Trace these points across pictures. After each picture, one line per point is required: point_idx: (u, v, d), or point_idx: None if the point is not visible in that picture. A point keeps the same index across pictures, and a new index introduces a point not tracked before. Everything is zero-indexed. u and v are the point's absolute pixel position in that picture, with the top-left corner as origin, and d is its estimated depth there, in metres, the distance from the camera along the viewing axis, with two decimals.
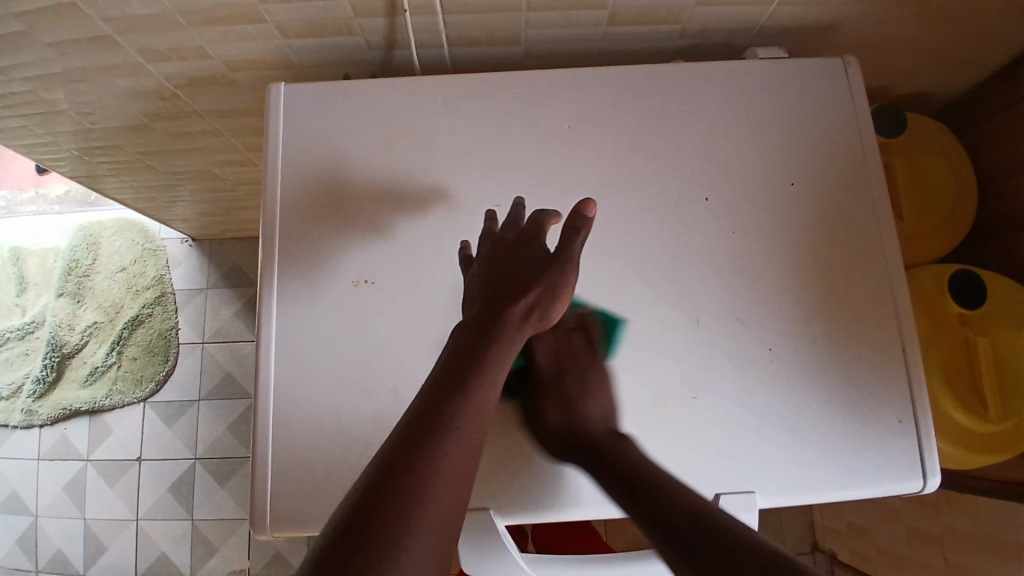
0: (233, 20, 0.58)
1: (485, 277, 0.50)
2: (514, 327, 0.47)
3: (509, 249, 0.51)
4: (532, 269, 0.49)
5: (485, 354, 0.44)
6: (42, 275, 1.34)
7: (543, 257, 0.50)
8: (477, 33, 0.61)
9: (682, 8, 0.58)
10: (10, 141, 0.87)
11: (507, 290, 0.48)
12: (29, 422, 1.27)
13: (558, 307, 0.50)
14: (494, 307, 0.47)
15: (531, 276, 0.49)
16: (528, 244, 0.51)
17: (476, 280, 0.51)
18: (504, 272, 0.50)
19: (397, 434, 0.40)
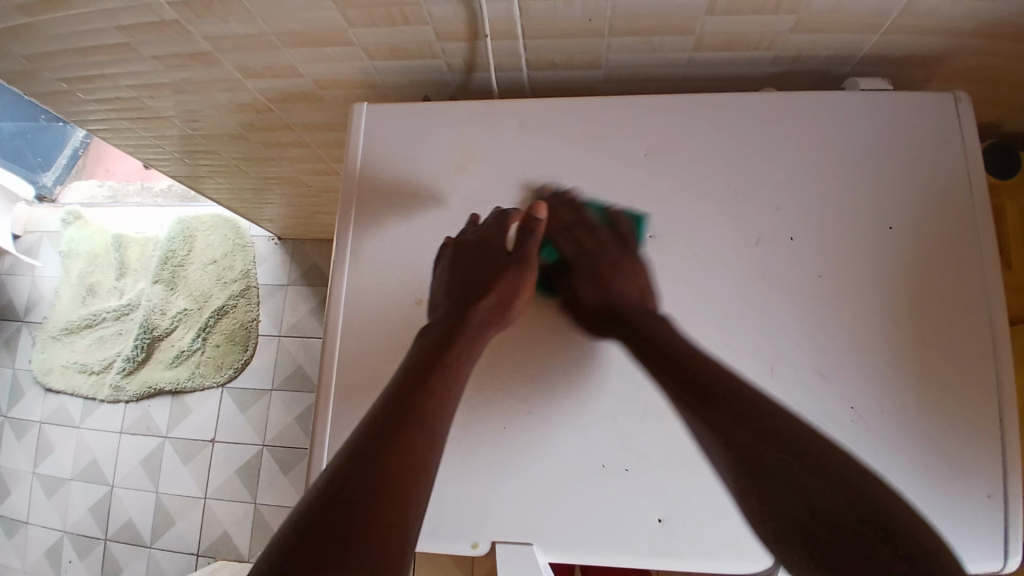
0: (323, 42, 0.60)
1: (447, 284, 0.55)
2: (472, 335, 0.51)
3: (468, 258, 0.55)
4: (493, 274, 0.54)
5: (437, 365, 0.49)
6: (141, 262, 1.45)
7: (499, 266, 0.54)
8: (557, 57, 0.60)
9: (776, 35, 0.55)
10: (118, 141, 0.95)
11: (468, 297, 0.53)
12: (117, 397, 1.38)
13: (519, 308, 0.54)
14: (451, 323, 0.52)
15: (490, 283, 0.53)
16: (488, 250, 0.54)
17: (439, 292, 0.55)
18: (466, 280, 0.54)
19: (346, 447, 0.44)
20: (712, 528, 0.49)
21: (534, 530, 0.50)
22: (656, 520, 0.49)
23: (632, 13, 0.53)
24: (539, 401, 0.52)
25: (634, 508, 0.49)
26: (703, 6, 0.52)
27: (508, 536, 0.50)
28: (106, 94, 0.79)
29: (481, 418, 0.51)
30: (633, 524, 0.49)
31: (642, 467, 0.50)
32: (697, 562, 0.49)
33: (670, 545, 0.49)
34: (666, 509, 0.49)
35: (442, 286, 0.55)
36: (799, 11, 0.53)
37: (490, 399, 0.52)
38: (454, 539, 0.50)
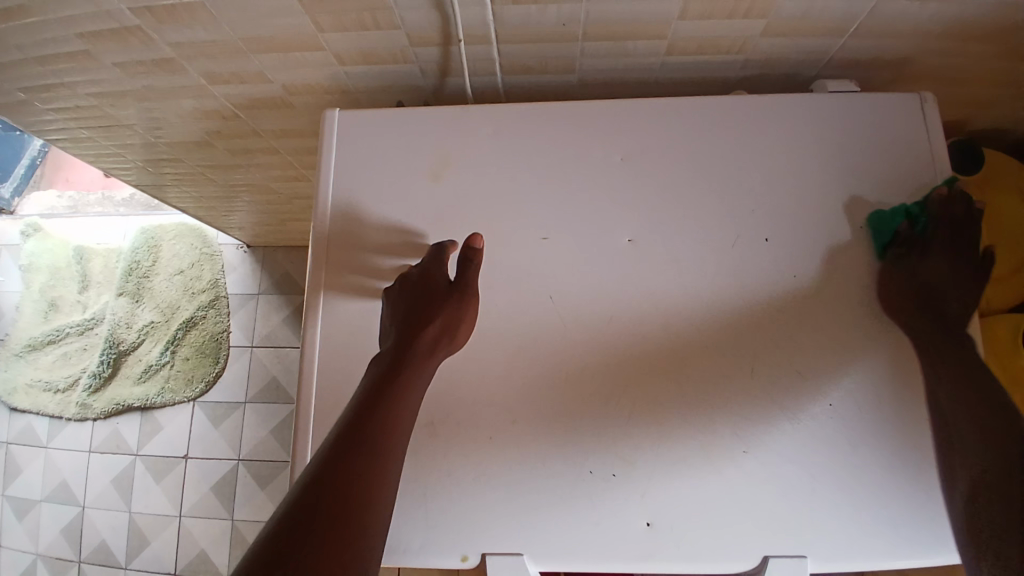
0: (292, 48, 0.59)
1: (394, 314, 0.53)
2: (418, 365, 0.49)
3: (412, 287, 0.53)
4: (436, 299, 0.52)
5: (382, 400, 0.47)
6: (105, 275, 1.40)
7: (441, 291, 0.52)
8: (531, 61, 0.60)
9: (747, 38, 0.56)
10: (78, 151, 0.91)
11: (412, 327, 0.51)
12: (83, 415, 1.33)
13: (465, 332, 0.52)
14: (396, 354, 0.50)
15: (434, 309, 0.51)
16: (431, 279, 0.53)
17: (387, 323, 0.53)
18: (411, 309, 0.52)
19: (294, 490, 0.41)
20: (700, 529, 0.49)
21: (522, 538, 0.49)
22: (645, 524, 0.49)
23: (605, 17, 0.53)
24: (523, 409, 0.51)
25: (623, 514, 0.49)
26: (676, 10, 0.52)
27: (497, 548, 0.49)
28: (65, 103, 0.76)
29: (466, 428, 0.51)
30: (623, 529, 0.49)
31: (629, 473, 0.50)
32: (686, 564, 0.49)
33: (660, 548, 0.49)
34: (654, 512, 0.49)
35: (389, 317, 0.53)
36: (769, 15, 0.53)
37: (474, 409, 0.51)
38: (442, 554, 0.49)
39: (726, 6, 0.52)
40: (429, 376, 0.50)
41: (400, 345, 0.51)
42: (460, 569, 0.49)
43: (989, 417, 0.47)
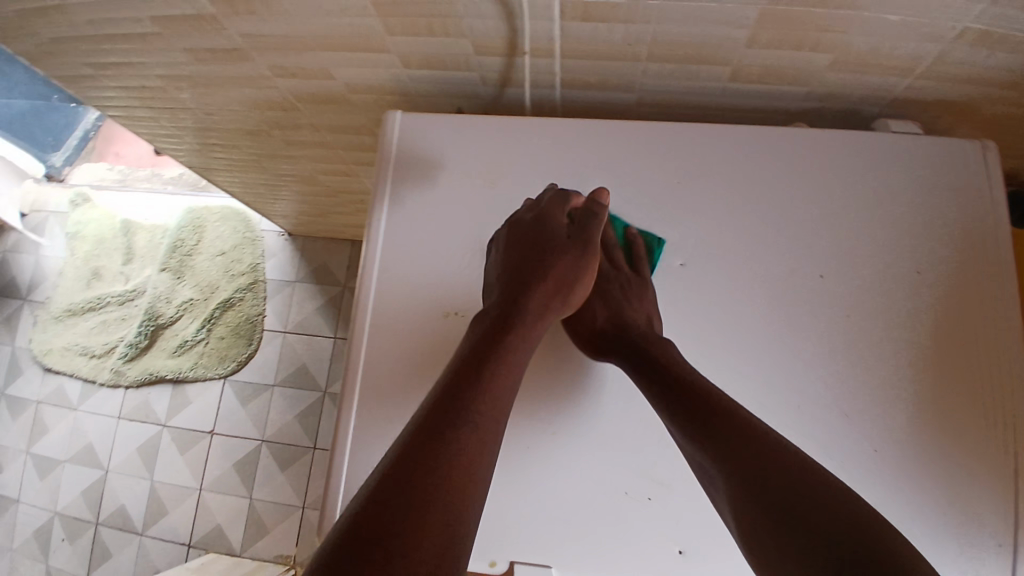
0: (359, 49, 0.60)
1: (507, 260, 0.53)
2: (536, 311, 0.50)
3: (527, 235, 0.53)
4: (554, 251, 0.53)
5: (503, 340, 0.47)
6: (149, 249, 1.45)
7: (561, 244, 0.53)
8: (591, 78, 0.60)
9: (813, 71, 0.56)
10: (138, 128, 0.95)
11: (530, 273, 0.51)
12: (116, 382, 1.37)
13: (580, 291, 0.54)
14: (513, 298, 0.50)
15: (551, 262, 0.53)
16: (549, 229, 0.54)
17: (498, 271, 0.53)
18: (526, 257, 0.52)
19: (413, 422, 0.41)
20: (732, 561, 0.49)
21: (551, 552, 0.50)
22: (677, 551, 0.49)
23: (672, 40, 0.53)
24: (561, 423, 0.51)
25: (653, 537, 0.49)
26: (744, 38, 0.52)
27: (526, 558, 0.49)
28: (133, 82, 0.78)
29: (504, 438, 0.51)
30: (654, 553, 0.49)
31: (664, 497, 0.50)
32: None
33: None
34: (686, 540, 0.49)
35: (500, 264, 0.53)
36: (839, 50, 0.53)
37: (511, 418, 0.52)
38: (470, 558, 0.50)
39: (796, 38, 0.52)
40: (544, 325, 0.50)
41: (517, 288, 0.51)
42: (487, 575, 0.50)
43: (745, 450, 0.44)
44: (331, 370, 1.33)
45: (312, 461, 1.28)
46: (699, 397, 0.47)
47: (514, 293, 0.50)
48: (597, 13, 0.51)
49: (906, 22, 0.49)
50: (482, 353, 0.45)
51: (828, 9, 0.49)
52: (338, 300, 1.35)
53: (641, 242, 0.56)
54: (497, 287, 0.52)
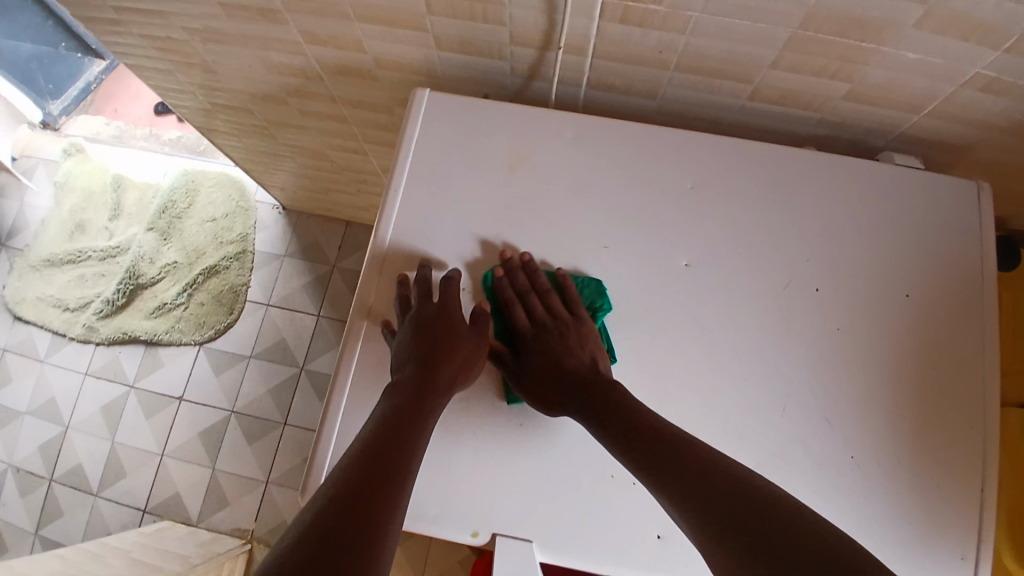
0: (398, 24, 0.61)
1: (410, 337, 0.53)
2: (438, 395, 0.50)
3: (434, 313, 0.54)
4: (458, 333, 0.53)
5: (408, 425, 0.47)
6: (138, 207, 1.42)
7: (463, 328, 0.54)
8: (618, 80, 0.62)
9: (827, 98, 0.59)
10: (149, 79, 0.94)
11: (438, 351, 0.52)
12: (87, 338, 1.34)
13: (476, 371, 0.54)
14: (420, 378, 0.51)
15: (456, 339, 0.53)
16: (452, 313, 0.54)
17: (402, 343, 0.53)
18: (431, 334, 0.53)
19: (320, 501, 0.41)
20: None
21: (537, 528, 0.51)
22: (655, 536, 0.51)
23: (701, 53, 0.56)
24: None
25: (633, 521, 0.51)
26: (769, 59, 0.55)
27: (511, 531, 0.50)
28: (157, 31, 0.78)
29: (501, 411, 0.53)
30: (634, 536, 0.51)
31: (647, 483, 0.51)
32: None
33: (666, 560, 0.50)
34: (664, 526, 0.51)
35: (404, 338, 0.54)
36: (855, 80, 0.56)
37: (510, 394, 0.53)
38: (456, 527, 0.50)
39: (817, 65, 0.55)
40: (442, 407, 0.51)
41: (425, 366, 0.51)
42: (470, 545, 0.51)
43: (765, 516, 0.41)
44: (310, 349, 1.31)
45: (281, 437, 1.27)
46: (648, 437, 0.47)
47: (422, 373, 0.51)
48: (636, 16, 0.53)
49: (921, 60, 0.52)
50: (390, 438, 0.46)
51: (851, 40, 0.52)
52: (326, 279, 1.35)
53: (573, 285, 0.56)
54: (406, 360, 0.52)
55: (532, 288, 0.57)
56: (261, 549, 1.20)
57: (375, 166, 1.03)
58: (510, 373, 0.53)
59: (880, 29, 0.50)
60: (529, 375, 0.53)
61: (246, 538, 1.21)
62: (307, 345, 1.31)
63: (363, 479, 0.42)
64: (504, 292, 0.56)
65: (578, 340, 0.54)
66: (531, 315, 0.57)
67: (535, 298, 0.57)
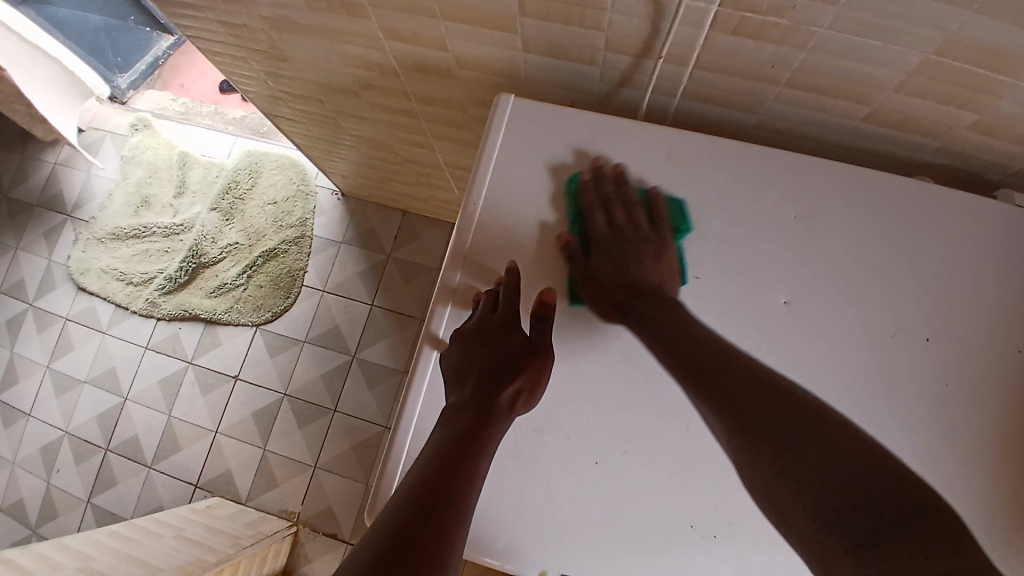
0: (486, 26, 0.58)
1: (466, 355, 0.50)
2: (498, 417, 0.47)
3: (493, 330, 0.51)
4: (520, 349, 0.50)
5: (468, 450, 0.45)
6: (201, 186, 1.44)
7: (526, 343, 0.50)
8: (717, 94, 0.58)
9: (952, 127, 0.53)
10: (221, 64, 0.93)
11: (498, 370, 0.49)
12: (149, 312, 1.38)
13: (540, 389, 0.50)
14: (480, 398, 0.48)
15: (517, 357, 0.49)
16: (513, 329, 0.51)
17: (458, 358, 0.51)
18: (489, 352, 0.50)
19: (379, 531, 0.40)
20: None
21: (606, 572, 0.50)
22: None
23: (817, 71, 0.51)
24: (637, 443, 0.50)
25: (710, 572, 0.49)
26: (894, 81, 0.50)
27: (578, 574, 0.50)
28: (235, 18, 0.77)
29: (576, 445, 0.51)
30: None
31: (729, 536, 0.49)
32: None
33: None
34: None
35: (460, 353, 0.51)
36: (989, 111, 0.51)
37: (588, 430, 0.51)
38: (521, 564, 0.50)
39: (947, 92, 0.50)
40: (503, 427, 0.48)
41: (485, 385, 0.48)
42: None
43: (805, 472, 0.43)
44: (362, 337, 1.32)
45: (330, 423, 1.28)
46: (687, 342, 0.49)
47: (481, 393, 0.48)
48: (750, 30, 0.49)
49: None
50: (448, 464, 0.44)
51: (993, 69, 0.46)
52: (381, 269, 1.35)
53: (662, 202, 0.55)
54: (463, 378, 0.50)
55: (617, 197, 0.55)
56: (306, 532, 1.22)
57: (440, 161, 1.01)
58: (584, 274, 0.54)
59: None
60: (597, 280, 0.54)
61: (292, 519, 1.23)
62: (359, 333, 1.32)
63: (426, 502, 0.41)
64: (586, 195, 0.55)
65: (652, 252, 0.54)
66: (614, 222, 0.55)
67: (620, 208, 0.55)
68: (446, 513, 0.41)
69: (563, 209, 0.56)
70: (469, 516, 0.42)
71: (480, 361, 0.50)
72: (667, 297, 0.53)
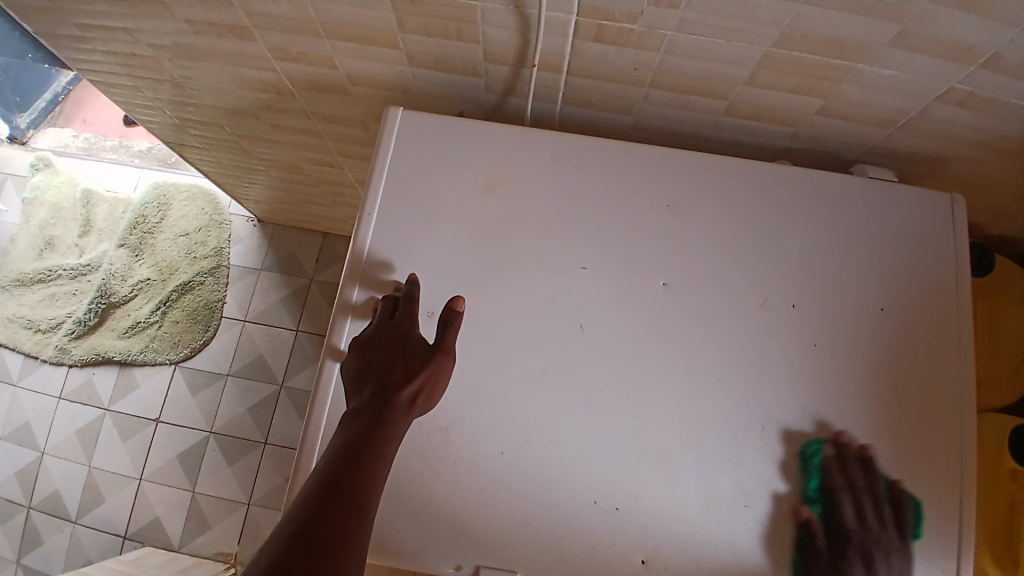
0: (369, 42, 0.60)
1: (363, 361, 0.51)
2: (399, 416, 0.48)
3: (390, 335, 0.52)
4: (418, 350, 0.51)
5: (368, 449, 0.45)
6: (108, 223, 1.39)
7: (424, 344, 0.51)
8: (593, 97, 0.61)
9: (802, 114, 0.59)
10: (113, 94, 0.91)
11: (395, 371, 0.49)
12: (59, 359, 1.30)
13: (441, 391, 0.51)
14: (378, 398, 0.48)
15: (415, 358, 0.50)
16: (410, 332, 0.52)
17: (356, 365, 0.51)
18: (386, 356, 0.50)
19: (276, 534, 0.39)
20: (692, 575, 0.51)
21: (520, 559, 0.51)
22: (639, 561, 0.51)
23: (678, 70, 0.55)
24: (540, 430, 0.53)
25: (621, 546, 0.51)
26: (743, 77, 0.55)
27: (492, 563, 0.51)
28: (122, 47, 0.75)
29: (482, 437, 0.52)
30: (619, 564, 0.51)
31: (633, 508, 0.52)
32: None
33: None
34: (650, 552, 0.51)
35: (357, 360, 0.51)
36: (828, 97, 0.56)
37: (492, 422, 0.53)
38: (436, 560, 0.51)
39: (791, 82, 0.55)
40: (405, 427, 0.48)
41: (383, 387, 0.49)
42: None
43: None
44: (290, 364, 1.29)
45: (262, 457, 1.24)
46: None
47: (380, 394, 0.48)
48: (611, 35, 0.52)
49: (895, 78, 0.53)
50: (348, 463, 0.43)
51: (823, 59, 0.52)
52: (305, 293, 1.33)
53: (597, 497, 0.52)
54: (362, 383, 0.50)
55: (502, 386, 0.54)
56: None
57: (352, 179, 1.01)
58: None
59: (851, 47, 0.50)
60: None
61: (229, 561, 1.18)
62: (286, 361, 1.29)
63: (324, 501, 0.41)
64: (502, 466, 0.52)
65: (892, 553, 0.51)
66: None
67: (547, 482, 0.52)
68: (348, 510, 0.41)
69: (676, 513, 0.52)
70: (369, 521, 0.41)
71: (378, 365, 0.50)
72: (560, 288, 0.56)
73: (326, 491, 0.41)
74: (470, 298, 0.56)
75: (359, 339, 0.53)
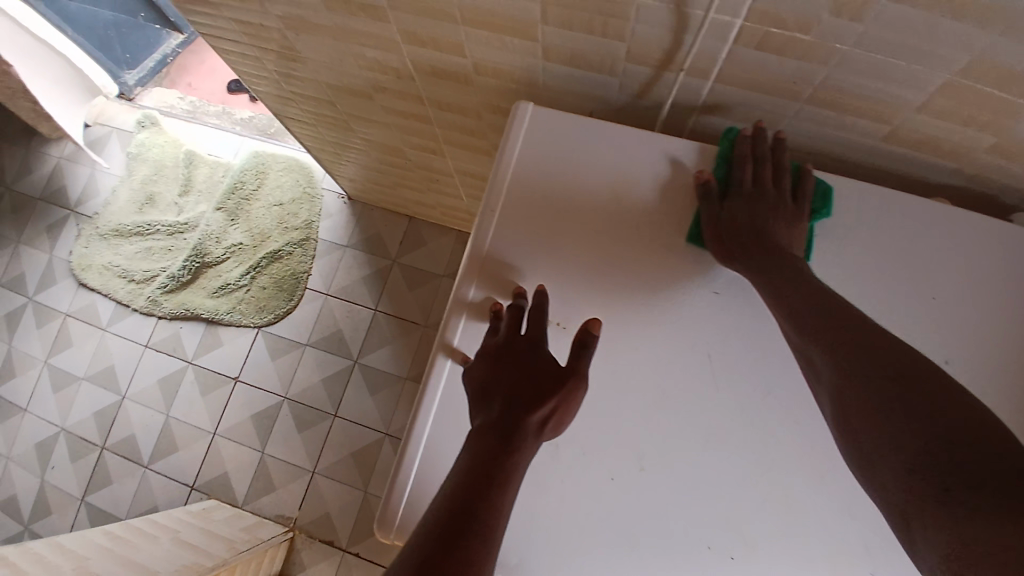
0: (506, 32, 0.58)
1: (490, 374, 0.49)
2: (527, 442, 0.46)
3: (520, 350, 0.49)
4: (550, 372, 0.48)
5: (496, 474, 0.43)
6: (207, 185, 1.44)
7: (556, 366, 0.49)
8: (737, 108, 0.57)
9: (973, 149, 0.53)
10: (232, 61, 0.93)
11: (525, 392, 0.47)
12: (150, 310, 1.37)
13: (570, 418, 0.48)
14: (506, 419, 0.46)
15: (546, 381, 0.48)
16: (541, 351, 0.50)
17: (482, 376, 0.49)
18: (516, 373, 0.48)
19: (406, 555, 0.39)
20: None
21: None
22: None
23: (841, 87, 0.50)
24: (653, 459, 0.50)
25: None
26: (916, 103, 0.50)
27: None
28: (251, 18, 0.76)
29: (592, 460, 0.50)
30: None
31: (746, 558, 0.49)
32: None
33: None
34: None
35: (483, 371, 0.49)
36: (1008, 135, 0.50)
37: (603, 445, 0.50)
38: None
39: (969, 114, 0.49)
40: (531, 452, 0.46)
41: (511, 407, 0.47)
42: None
43: None
44: (366, 342, 1.31)
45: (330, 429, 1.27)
46: None
47: (508, 415, 0.46)
48: (775, 44, 0.48)
49: None
50: (475, 487, 0.42)
51: (1014, 94, 0.46)
52: (387, 274, 1.34)
53: None
54: (489, 398, 0.48)
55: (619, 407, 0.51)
56: (302, 538, 1.21)
57: (450, 167, 1.00)
58: None
59: None
60: None
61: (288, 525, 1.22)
62: (362, 339, 1.31)
63: (453, 527, 0.40)
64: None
65: None
66: None
67: None
68: (473, 540, 0.39)
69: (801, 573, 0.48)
70: (494, 553, 0.40)
71: (506, 381, 0.48)
72: (683, 311, 0.53)
73: (456, 517, 0.40)
74: (591, 313, 0.53)
75: (485, 348, 0.51)
